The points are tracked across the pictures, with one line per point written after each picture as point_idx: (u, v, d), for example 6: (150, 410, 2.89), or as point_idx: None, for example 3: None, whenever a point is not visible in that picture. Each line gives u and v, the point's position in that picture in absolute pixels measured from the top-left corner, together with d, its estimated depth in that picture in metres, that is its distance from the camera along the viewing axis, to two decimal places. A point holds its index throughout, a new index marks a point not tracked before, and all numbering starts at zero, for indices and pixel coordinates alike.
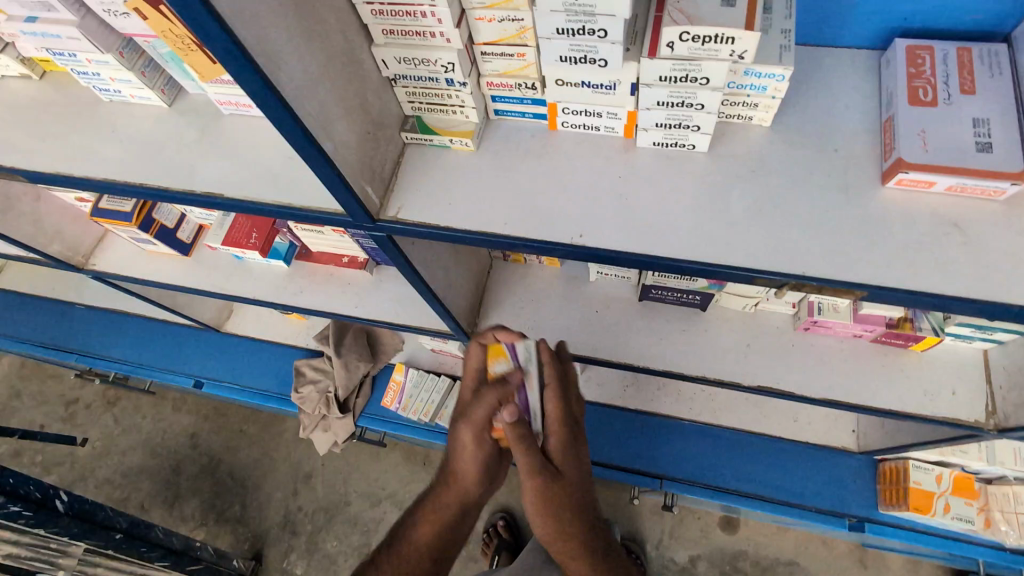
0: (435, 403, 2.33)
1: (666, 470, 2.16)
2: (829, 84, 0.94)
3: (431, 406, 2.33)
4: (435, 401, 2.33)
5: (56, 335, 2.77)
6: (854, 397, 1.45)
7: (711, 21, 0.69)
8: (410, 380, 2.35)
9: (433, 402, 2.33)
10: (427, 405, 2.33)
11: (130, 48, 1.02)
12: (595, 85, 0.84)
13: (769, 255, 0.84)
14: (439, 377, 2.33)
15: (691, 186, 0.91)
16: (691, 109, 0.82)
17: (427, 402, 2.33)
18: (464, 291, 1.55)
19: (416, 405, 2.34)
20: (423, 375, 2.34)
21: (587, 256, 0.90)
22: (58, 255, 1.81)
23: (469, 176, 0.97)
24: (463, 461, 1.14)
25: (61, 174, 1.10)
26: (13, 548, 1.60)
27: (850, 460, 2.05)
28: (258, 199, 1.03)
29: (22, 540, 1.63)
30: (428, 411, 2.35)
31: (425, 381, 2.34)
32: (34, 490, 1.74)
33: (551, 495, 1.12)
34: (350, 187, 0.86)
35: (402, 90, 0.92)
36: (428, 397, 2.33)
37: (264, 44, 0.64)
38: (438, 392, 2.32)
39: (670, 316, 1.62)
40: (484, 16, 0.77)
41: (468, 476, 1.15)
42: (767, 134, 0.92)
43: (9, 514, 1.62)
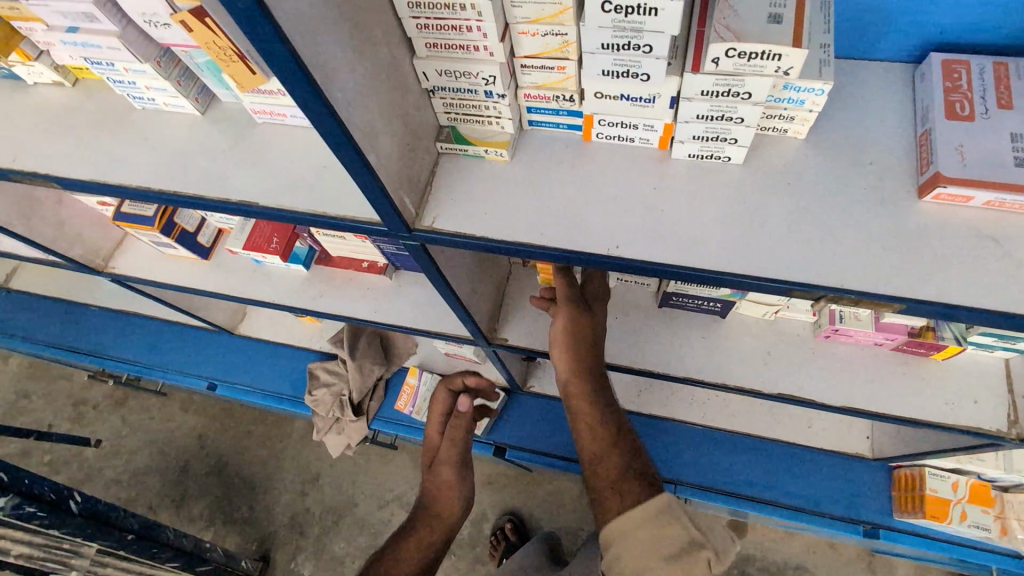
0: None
1: (679, 476, 2.16)
2: (863, 97, 0.94)
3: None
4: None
5: (69, 337, 2.78)
6: (873, 404, 1.46)
7: (758, 37, 0.70)
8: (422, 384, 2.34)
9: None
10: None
11: (167, 58, 1.03)
12: (634, 98, 0.85)
13: (807, 268, 0.85)
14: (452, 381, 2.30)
15: (726, 198, 0.92)
16: (731, 123, 0.83)
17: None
18: (486, 298, 1.56)
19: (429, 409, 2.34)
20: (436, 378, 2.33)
21: (623, 267, 0.91)
22: (78, 259, 1.82)
23: (504, 186, 0.98)
24: (448, 494, 1.41)
25: (94, 181, 1.11)
26: (26, 549, 1.54)
27: (864, 466, 2.05)
28: (292, 208, 1.04)
29: (35, 541, 1.56)
30: None
31: (438, 385, 2.32)
32: (50, 490, 1.61)
33: (579, 333, 1.29)
34: (390, 197, 0.86)
35: (439, 101, 0.93)
36: None
37: (322, 62, 0.65)
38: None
39: (690, 323, 1.63)
40: (528, 30, 0.78)
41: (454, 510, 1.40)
42: (802, 146, 0.93)
43: (25, 516, 1.50)
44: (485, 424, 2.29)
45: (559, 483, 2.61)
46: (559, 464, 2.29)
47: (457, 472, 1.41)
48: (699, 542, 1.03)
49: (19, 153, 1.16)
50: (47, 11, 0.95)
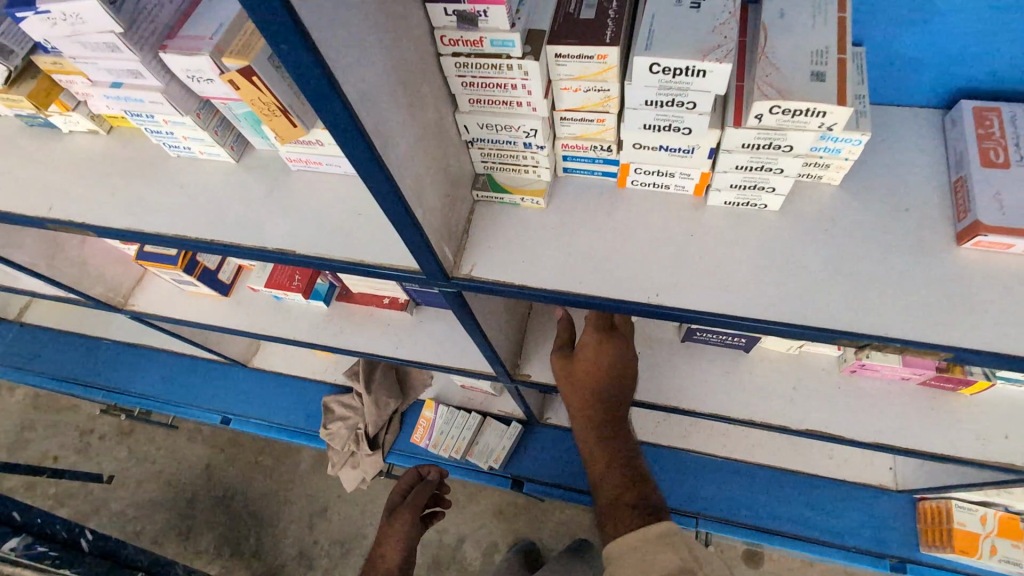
0: (465, 440, 2.29)
1: (701, 508, 2.12)
2: (894, 143, 0.96)
3: (460, 444, 2.30)
4: (465, 438, 2.29)
5: (83, 371, 2.79)
6: (902, 439, 1.45)
7: (803, 95, 0.71)
8: (438, 416, 2.30)
9: (462, 440, 2.29)
10: (456, 442, 2.30)
11: (206, 109, 1.05)
12: (673, 149, 0.86)
13: (850, 316, 0.85)
14: (469, 414, 2.29)
15: (763, 245, 0.92)
16: (770, 173, 0.84)
17: (457, 439, 2.29)
18: (510, 334, 1.55)
19: (445, 442, 2.31)
20: (452, 410, 2.29)
21: (665, 315, 0.91)
22: (99, 296, 1.82)
23: (541, 234, 0.99)
24: (391, 543, 1.55)
25: (131, 230, 1.13)
26: None
27: (889, 498, 2.02)
28: (329, 256, 1.05)
29: None
30: (458, 448, 2.31)
31: (455, 417, 2.29)
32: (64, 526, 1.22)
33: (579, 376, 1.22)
34: (433, 249, 0.87)
35: (477, 151, 0.94)
36: (459, 434, 2.29)
37: (381, 128, 0.66)
38: (468, 430, 2.29)
39: (712, 358, 1.62)
40: (570, 86, 0.80)
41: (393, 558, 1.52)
42: (836, 192, 0.94)
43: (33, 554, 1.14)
44: (502, 457, 2.26)
45: (573, 513, 2.55)
46: (577, 497, 2.24)
47: (404, 521, 1.57)
48: (691, 570, 1.00)
49: (55, 201, 1.18)
50: (92, 68, 0.97)
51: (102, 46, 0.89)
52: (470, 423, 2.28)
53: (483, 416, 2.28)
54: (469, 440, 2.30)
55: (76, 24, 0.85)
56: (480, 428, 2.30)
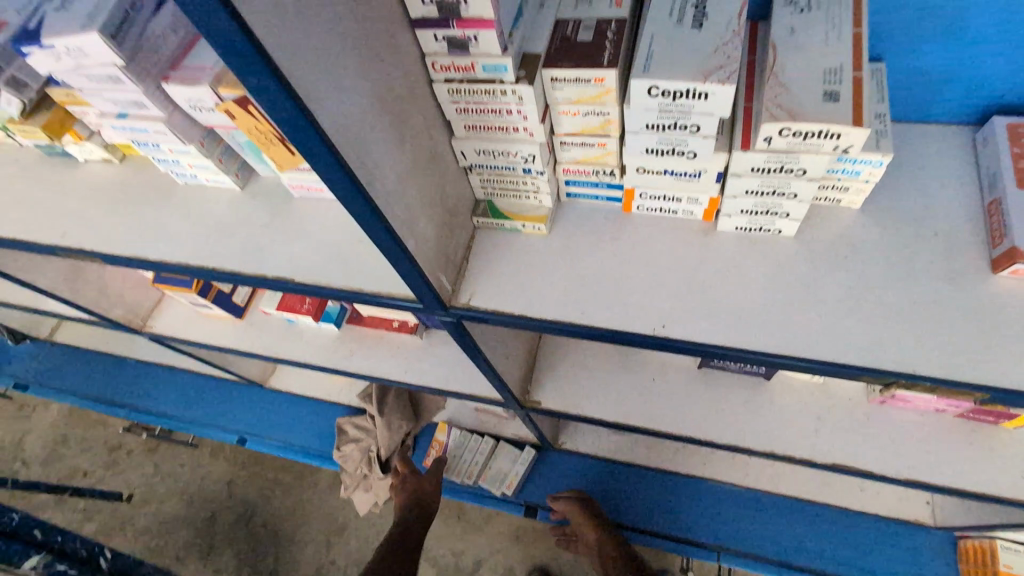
0: (478, 463, 2.24)
1: (723, 541, 2.01)
2: (921, 163, 0.90)
3: (472, 468, 2.24)
4: (478, 462, 2.24)
5: (108, 389, 2.84)
6: (939, 477, 1.35)
7: (816, 116, 0.66)
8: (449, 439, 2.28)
9: (474, 464, 2.24)
10: (469, 466, 2.25)
11: (210, 137, 1.06)
12: (679, 173, 0.82)
13: (874, 351, 0.79)
14: (481, 437, 2.25)
15: (778, 272, 0.87)
16: (783, 198, 0.79)
17: (469, 463, 2.24)
18: (519, 358, 1.51)
19: (457, 465, 2.26)
20: (467, 431, 2.27)
21: (670, 348, 0.86)
22: (119, 319, 1.85)
23: (542, 262, 0.95)
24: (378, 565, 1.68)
25: (137, 256, 1.14)
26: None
27: (924, 534, 1.91)
28: (326, 283, 1.04)
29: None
30: (470, 473, 2.25)
31: (467, 438, 2.26)
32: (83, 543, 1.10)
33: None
34: (427, 279, 0.84)
35: (476, 177, 0.92)
36: (471, 458, 2.24)
37: (364, 158, 0.64)
38: (480, 454, 2.24)
39: (732, 386, 1.55)
40: (568, 110, 0.77)
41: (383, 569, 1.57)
42: (857, 216, 0.88)
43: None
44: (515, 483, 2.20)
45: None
46: None
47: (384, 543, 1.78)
48: None
49: (67, 228, 1.20)
50: (99, 99, 0.98)
51: (105, 78, 0.90)
52: (483, 446, 2.24)
53: (496, 440, 2.24)
54: (481, 464, 2.25)
55: (79, 57, 0.86)
56: (493, 452, 2.25)
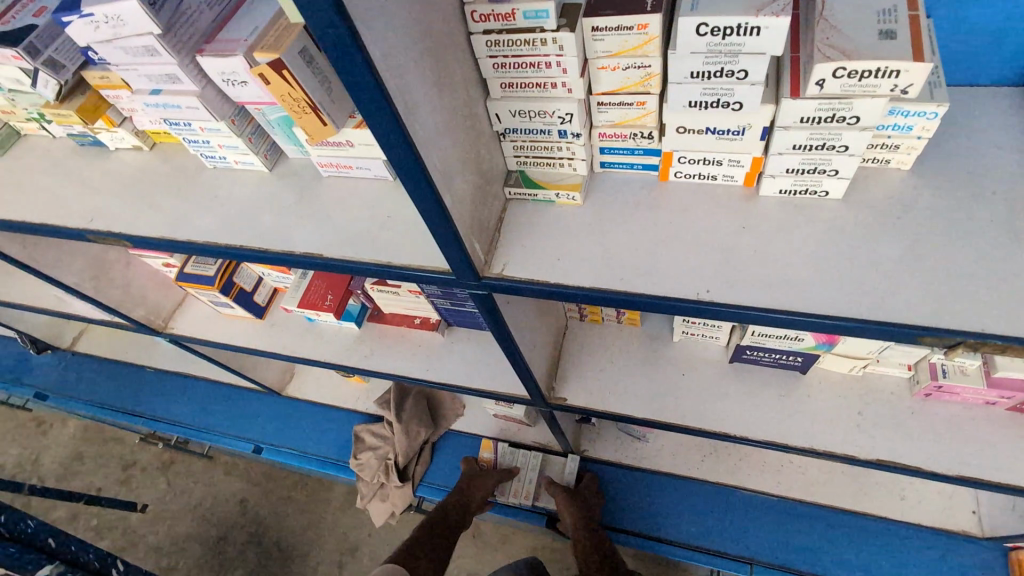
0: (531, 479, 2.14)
1: (756, 553, 1.92)
2: (973, 123, 0.86)
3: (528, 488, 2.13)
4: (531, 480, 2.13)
5: (126, 398, 2.83)
6: (996, 473, 1.27)
7: (872, 54, 0.63)
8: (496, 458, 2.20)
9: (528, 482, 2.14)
10: (525, 486, 2.14)
11: (241, 116, 1.06)
12: (721, 131, 0.79)
13: (936, 311, 0.74)
14: (529, 451, 2.17)
15: (825, 235, 0.83)
16: (832, 152, 0.76)
17: (524, 483, 2.15)
18: (543, 352, 1.47)
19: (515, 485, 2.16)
20: (513, 444, 2.18)
21: (714, 314, 0.83)
22: (141, 319, 1.85)
23: (577, 231, 0.92)
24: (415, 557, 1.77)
25: (165, 239, 1.13)
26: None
27: (972, 546, 1.80)
28: (355, 259, 1.02)
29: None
30: (524, 493, 2.14)
31: (514, 454, 2.17)
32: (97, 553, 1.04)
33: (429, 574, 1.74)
34: (462, 242, 0.82)
35: (509, 144, 0.90)
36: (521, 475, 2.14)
37: (406, 99, 0.62)
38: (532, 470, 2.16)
39: (766, 380, 1.49)
40: (608, 63, 0.75)
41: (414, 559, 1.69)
42: (907, 177, 0.84)
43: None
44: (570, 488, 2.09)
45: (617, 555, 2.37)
46: (631, 540, 2.03)
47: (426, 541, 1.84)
48: None
49: (97, 215, 1.20)
50: (133, 75, 0.99)
51: (142, 49, 0.90)
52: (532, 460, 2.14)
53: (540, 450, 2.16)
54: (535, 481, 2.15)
55: (117, 27, 0.86)
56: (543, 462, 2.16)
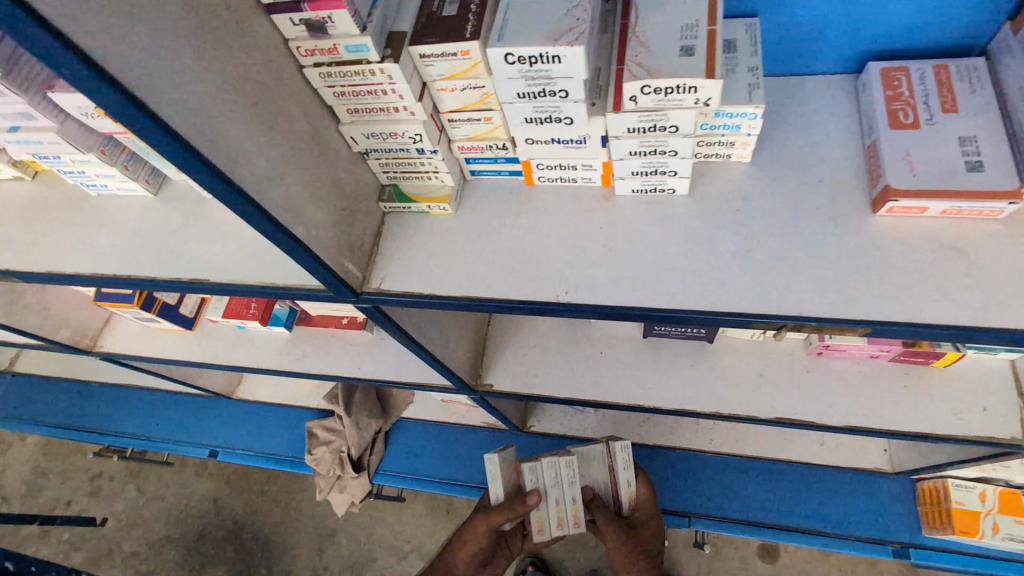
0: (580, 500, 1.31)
1: (693, 506, 2.03)
2: (807, 114, 0.92)
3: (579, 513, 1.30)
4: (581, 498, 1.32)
5: (74, 414, 2.78)
6: (877, 421, 1.39)
7: (672, 71, 0.68)
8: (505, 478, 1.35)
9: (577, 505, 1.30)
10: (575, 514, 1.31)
11: (111, 145, 1.05)
12: (565, 141, 0.83)
13: (761, 296, 0.81)
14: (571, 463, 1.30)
15: (675, 230, 0.89)
16: (665, 156, 0.80)
17: (568, 508, 1.31)
18: (463, 344, 1.52)
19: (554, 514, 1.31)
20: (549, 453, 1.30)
21: (573, 313, 0.88)
22: (66, 340, 1.82)
23: (449, 241, 0.96)
24: None
25: (53, 271, 1.12)
26: None
27: (886, 481, 1.94)
28: (243, 281, 1.04)
29: None
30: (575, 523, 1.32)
31: (547, 469, 1.29)
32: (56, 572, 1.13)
33: None
34: (327, 266, 0.84)
35: (375, 163, 0.92)
36: (570, 501, 1.30)
37: (220, 146, 0.64)
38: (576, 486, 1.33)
39: (676, 352, 1.57)
40: (445, 86, 0.77)
41: None
42: (747, 169, 0.90)
43: None
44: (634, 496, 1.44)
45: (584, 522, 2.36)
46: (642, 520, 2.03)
47: None
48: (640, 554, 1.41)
49: None
50: None
51: None
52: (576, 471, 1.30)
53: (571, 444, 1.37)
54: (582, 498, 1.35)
55: None
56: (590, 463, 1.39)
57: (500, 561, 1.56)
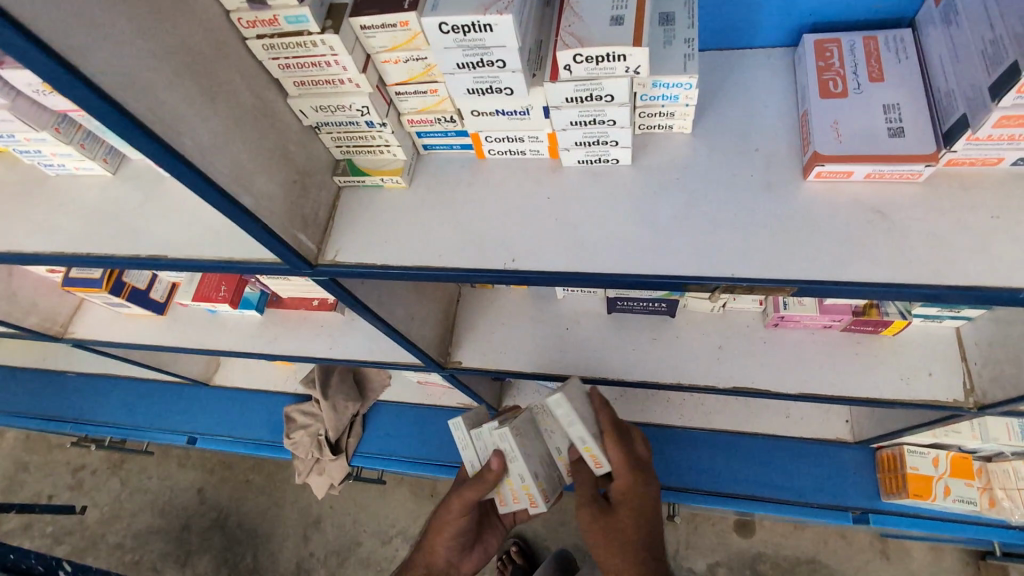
0: (528, 474, 1.28)
1: (664, 480, 2.09)
2: (745, 86, 0.95)
3: (531, 488, 1.29)
4: (531, 474, 1.29)
5: (51, 405, 2.76)
6: (830, 388, 1.43)
7: (602, 41, 0.71)
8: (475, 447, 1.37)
9: (528, 481, 1.29)
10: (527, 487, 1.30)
11: (66, 124, 1.05)
12: (510, 112, 0.86)
13: (698, 260, 0.84)
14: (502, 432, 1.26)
15: (619, 199, 0.92)
16: (605, 126, 0.83)
17: (518, 481, 1.30)
18: (431, 322, 1.54)
19: (511, 487, 1.34)
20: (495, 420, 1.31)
21: (521, 280, 0.90)
22: (35, 327, 1.81)
23: (402, 213, 0.98)
24: None
25: (12, 251, 1.12)
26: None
27: (846, 451, 2.00)
28: (202, 257, 1.05)
29: None
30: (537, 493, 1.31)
31: (491, 435, 1.31)
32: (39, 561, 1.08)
33: None
34: (279, 236, 0.86)
35: (327, 137, 0.94)
36: (519, 473, 1.29)
37: (159, 114, 0.66)
38: (529, 457, 1.30)
39: (640, 326, 1.61)
40: (388, 58, 0.79)
41: None
42: (688, 140, 0.93)
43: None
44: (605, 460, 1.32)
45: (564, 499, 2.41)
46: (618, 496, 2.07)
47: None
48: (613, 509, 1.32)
49: None
50: None
51: None
52: (517, 443, 1.26)
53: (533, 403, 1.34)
54: (539, 471, 1.33)
55: None
56: (555, 429, 1.34)
57: (489, 538, 1.59)
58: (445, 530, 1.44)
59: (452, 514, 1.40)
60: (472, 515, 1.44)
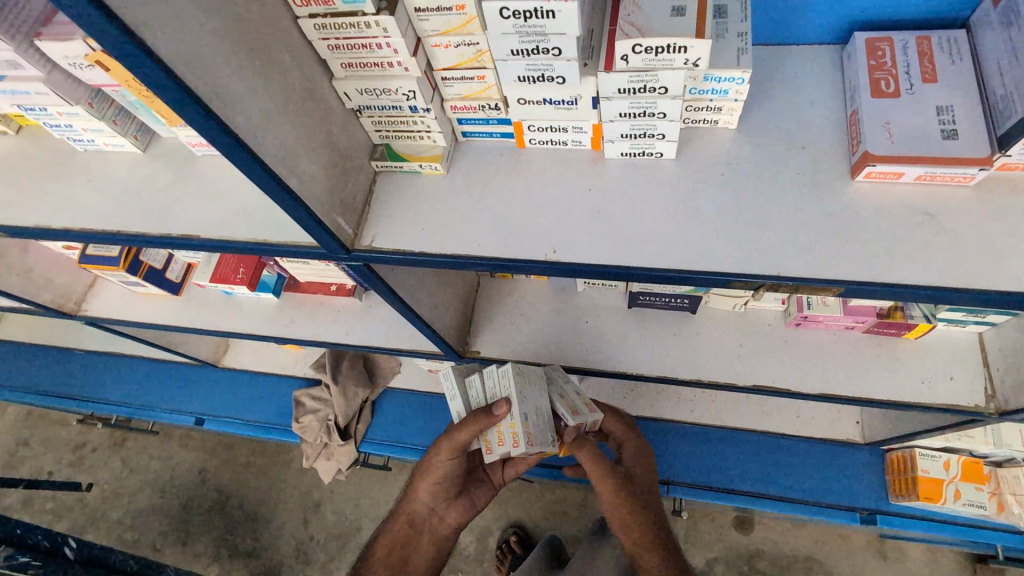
0: (516, 412, 1.20)
1: (673, 475, 2.08)
2: (790, 83, 0.95)
3: (517, 427, 1.20)
4: (521, 414, 1.21)
5: (56, 381, 2.75)
6: (850, 389, 1.43)
7: (662, 32, 0.71)
8: (465, 397, 1.40)
9: (515, 419, 1.21)
10: (516, 426, 1.20)
11: (99, 98, 1.04)
12: (557, 102, 0.85)
13: (742, 256, 0.84)
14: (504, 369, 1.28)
15: (661, 192, 0.91)
16: (654, 118, 0.82)
17: (513, 419, 1.21)
18: (451, 309, 1.54)
19: (498, 429, 1.26)
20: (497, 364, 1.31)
21: (562, 271, 0.89)
22: (50, 303, 1.80)
23: (440, 200, 0.97)
24: (386, 537, 1.44)
25: (38, 226, 1.10)
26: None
27: (857, 453, 2.00)
28: (234, 237, 1.04)
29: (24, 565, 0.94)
30: (529, 438, 1.18)
31: (492, 377, 1.32)
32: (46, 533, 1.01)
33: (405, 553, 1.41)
34: (319, 220, 0.85)
35: (368, 120, 0.93)
36: (514, 413, 1.21)
37: (217, 91, 0.65)
38: (525, 400, 1.24)
39: (659, 321, 1.60)
40: (439, 42, 0.78)
41: (390, 543, 1.42)
42: (733, 135, 0.92)
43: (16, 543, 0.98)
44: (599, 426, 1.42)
45: (567, 492, 2.42)
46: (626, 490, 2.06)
47: (405, 521, 1.44)
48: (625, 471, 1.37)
49: None
50: None
51: None
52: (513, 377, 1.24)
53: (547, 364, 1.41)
54: (532, 417, 1.24)
55: None
56: None
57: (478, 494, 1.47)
58: (431, 472, 1.39)
59: (442, 454, 1.35)
60: (458, 458, 1.36)
